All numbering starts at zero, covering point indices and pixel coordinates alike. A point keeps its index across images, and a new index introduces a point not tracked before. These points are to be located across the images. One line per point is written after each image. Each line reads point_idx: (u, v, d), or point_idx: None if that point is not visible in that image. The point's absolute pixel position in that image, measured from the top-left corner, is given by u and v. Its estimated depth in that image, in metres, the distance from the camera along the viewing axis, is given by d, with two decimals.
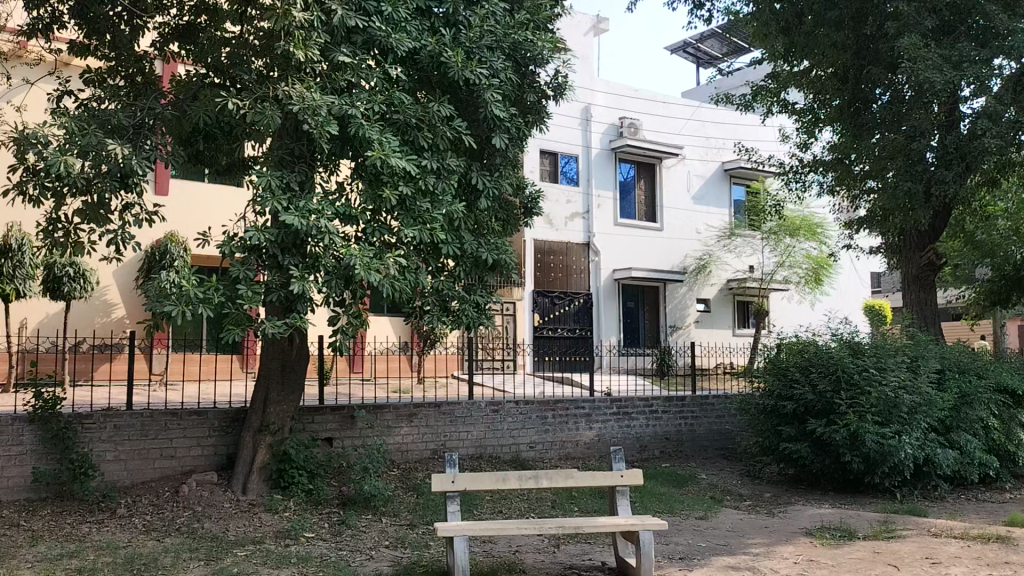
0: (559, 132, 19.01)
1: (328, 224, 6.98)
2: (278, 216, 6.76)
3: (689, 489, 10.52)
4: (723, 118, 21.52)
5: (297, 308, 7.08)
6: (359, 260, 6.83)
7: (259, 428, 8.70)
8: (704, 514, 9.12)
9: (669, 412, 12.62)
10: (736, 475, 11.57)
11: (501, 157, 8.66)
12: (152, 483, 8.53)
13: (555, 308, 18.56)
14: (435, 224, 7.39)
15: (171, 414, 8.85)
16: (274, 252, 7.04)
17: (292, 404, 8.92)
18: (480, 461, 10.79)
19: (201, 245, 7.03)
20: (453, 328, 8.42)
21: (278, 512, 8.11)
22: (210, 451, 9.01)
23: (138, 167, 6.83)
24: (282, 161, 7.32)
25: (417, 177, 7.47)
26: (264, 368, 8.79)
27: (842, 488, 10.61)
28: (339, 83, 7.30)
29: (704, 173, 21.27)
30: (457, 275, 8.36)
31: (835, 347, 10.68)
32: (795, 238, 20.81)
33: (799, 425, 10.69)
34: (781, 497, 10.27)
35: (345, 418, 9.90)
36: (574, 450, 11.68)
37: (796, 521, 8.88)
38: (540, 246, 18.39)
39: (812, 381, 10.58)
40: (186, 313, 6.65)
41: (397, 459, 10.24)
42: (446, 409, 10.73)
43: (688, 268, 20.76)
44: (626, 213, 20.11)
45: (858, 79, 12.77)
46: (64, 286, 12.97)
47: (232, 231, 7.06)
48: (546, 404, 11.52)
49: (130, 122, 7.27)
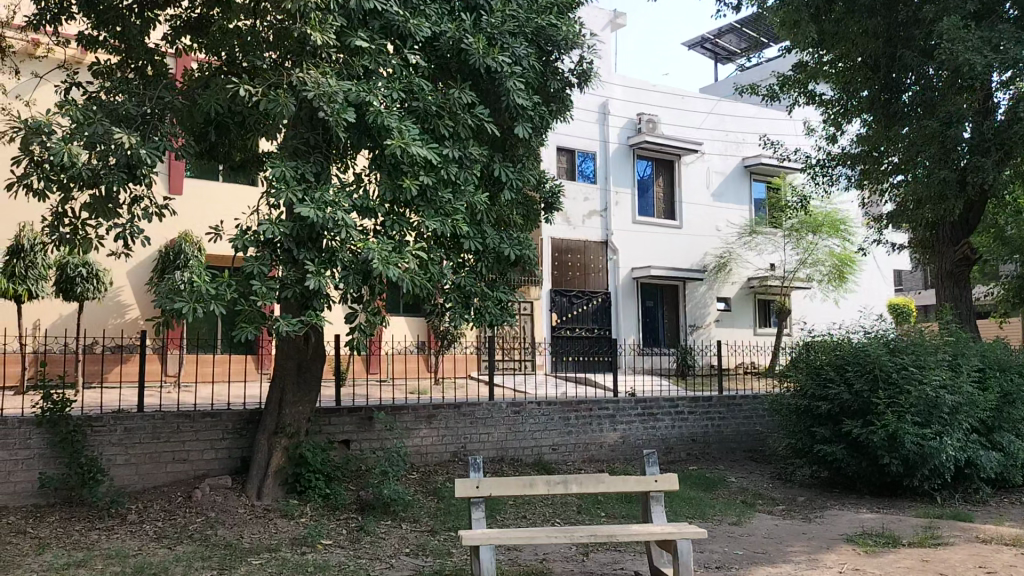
0: (577, 127, 18.62)
1: (345, 216, 6.64)
2: (293, 208, 6.43)
3: (719, 493, 10.13)
4: (744, 113, 21.09)
5: (314, 305, 6.74)
6: (377, 255, 6.53)
7: (274, 430, 8.40)
8: (737, 519, 8.74)
9: (696, 413, 12.22)
10: (767, 478, 11.17)
11: (524, 148, 8.34)
12: (164, 488, 8.23)
13: (573, 307, 18.17)
14: (457, 216, 7.11)
15: (184, 416, 8.53)
16: (288, 247, 6.71)
17: (308, 405, 8.60)
18: (502, 464, 10.44)
19: (212, 240, 6.69)
20: (475, 326, 8.10)
21: (294, 517, 7.79)
22: (224, 455, 8.70)
23: (148, 158, 6.51)
24: (296, 151, 6.99)
25: (437, 167, 7.14)
26: (279, 368, 8.48)
27: (879, 492, 10.19)
28: (356, 69, 6.96)
29: (725, 169, 20.84)
30: (479, 270, 8.02)
31: (871, 344, 10.27)
32: (817, 234, 20.38)
33: (833, 426, 10.29)
34: (816, 501, 9.86)
35: (363, 420, 9.58)
36: (599, 453, 11.32)
37: (835, 526, 8.47)
38: (558, 245, 18.02)
39: (847, 380, 10.17)
40: (197, 310, 6.32)
41: (417, 462, 9.91)
42: (466, 410, 10.38)
43: (708, 266, 20.34)
44: (645, 210, 19.72)
45: (890, 68, 12.38)
46: (76, 286, 12.67)
47: (243, 224, 6.73)
48: (569, 405, 11.16)
49: (139, 112, 6.96)
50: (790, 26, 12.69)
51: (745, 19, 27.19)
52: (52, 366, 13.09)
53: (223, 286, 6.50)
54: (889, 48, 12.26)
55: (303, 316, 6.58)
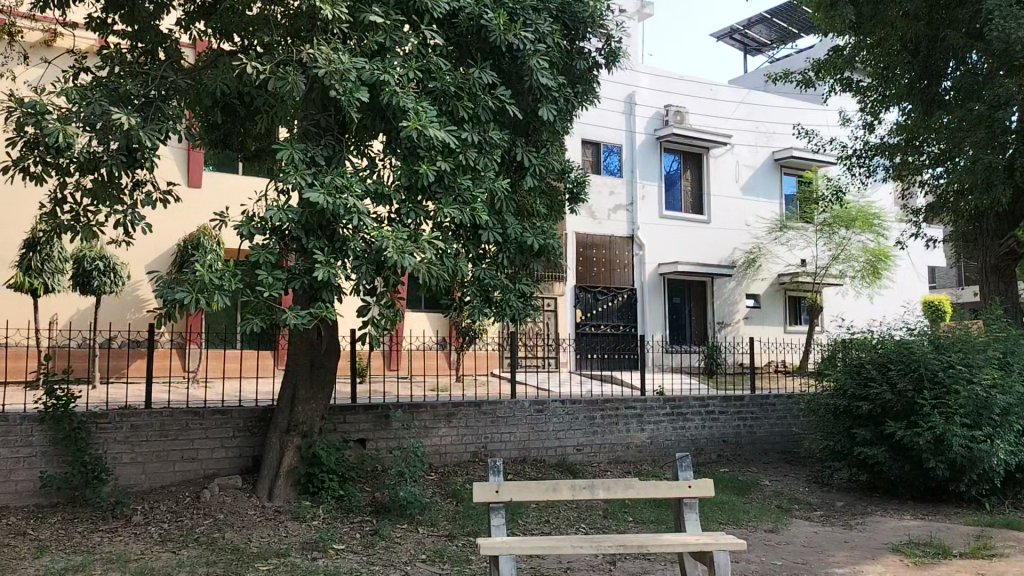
0: (602, 120, 18.13)
1: (357, 202, 6.23)
2: (301, 193, 6.01)
3: (753, 497, 9.63)
4: (775, 105, 20.48)
5: (324, 297, 6.32)
6: (390, 244, 6.12)
7: (287, 428, 8.04)
8: (774, 526, 8.23)
9: (727, 413, 11.72)
10: (802, 481, 10.64)
11: (548, 133, 7.91)
12: (172, 487, 7.90)
13: (598, 303, 17.70)
14: (477, 204, 6.69)
15: (192, 413, 8.19)
16: (297, 235, 6.31)
17: (321, 403, 8.24)
18: (525, 465, 10.01)
19: (218, 227, 6.30)
20: (496, 321, 7.66)
21: (305, 520, 7.42)
22: (235, 454, 8.36)
23: (148, 140, 6.10)
24: (306, 133, 6.57)
25: (456, 151, 6.71)
26: (291, 364, 8.13)
27: (922, 497, 9.63)
28: (370, 45, 6.53)
29: (754, 162, 20.24)
30: (500, 262, 7.59)
31: (915, 341, 9.72)
32: (850, 230, 19.57)
33: (875, 427, 9.74)
34: (857, 507, 9.33)
35: (379, 418, 9.19)
36: (626, 454, 10.85)
37: (879, 535, 7.95)
38: (583, 240, 17.54)
39: (890, 379, 9.60)
40: (200, 301, 5.93)
41: (435, 463, 9.51)
42: (488, 409, 9.95)
43: (737, 262, 19.74)
44: (672, 205, 19.17)
45: (931, 50, 11.74)
46: (93, 280, 12.40)
47: (250, 210, 6.34)
48: (595, 404, 10.70)
49: (142, 91, 6.59)
50: (827, 8, 12.09)
51: (776, 9, 26.53)
52: (69, 361, 12.87)
53: (230, 273, 6.13)
54: (932, 31, 11.64)
55: (314, 310, 6.16)
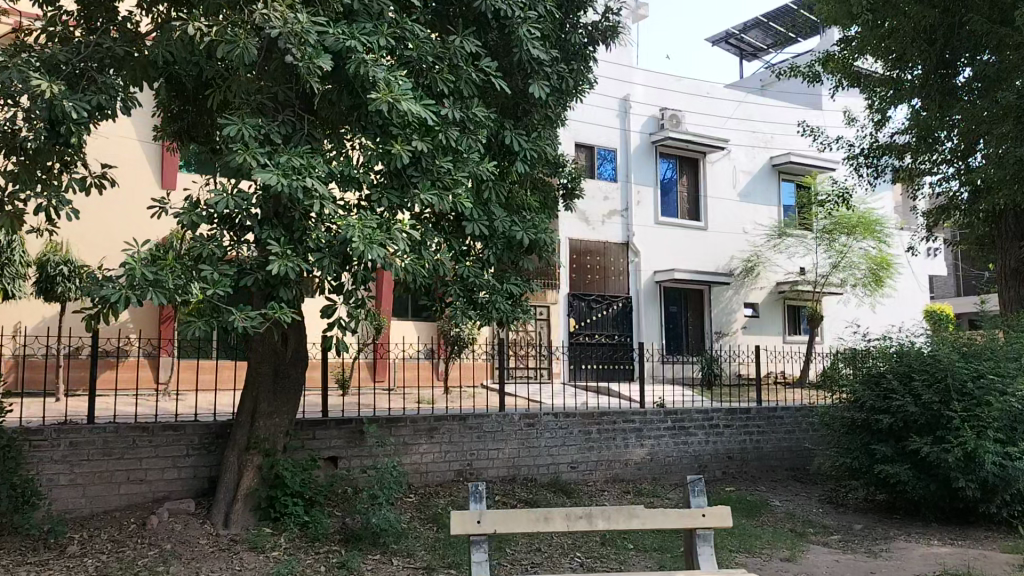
0: (596, 123, 17.34)
1: (319, 186, 5.38)
2: (251, 173, 5.14)
3: (764, 519, 8.80)
4: (773, 108, 19.79)
5: (279, 296, 5.46)
6: (357, 233, 5.29)
7: (246, 445, 7.18)
8: (791, 554, 7.39)
9: (732, 427, 10.89)
10: (815, 501, 9.83)
11: (541, 114, 7.14)
12: (116, 513, 7.01)
13: (592, 312, 16.89)
14: (459, 189, 5.89)
15: (141, 429, 7.30)
16: (250, 224, 5.46)
17: (285, 417, 7.39)
18: (514, 485, 9.14)
19: (158, 215, 5.44)
20: (481, 326, 6.82)
21: (263, 551, 6.56)
22: (189, 475, 7.47)
23: (74, 111, 5.22)
24: (260, 108, 5.70)
25: (433, 129, 5.88)
26: (252, 374, 7.26)
27: (947, 519, 8.81)
28: (336, 6, 5.72)
29: (752, 167, 19.47)
30: (485, 259, 6.77)
31: (940, 348, 8.95)
32: (852, 236, 18.54)
33: (896, 443, 8.94)
34: (878, 530, 8.50)
35: (353, 434, 8.31)
36: (623, 472, 10.01)
37: (909, 564, 7.13)
38: (577, 247, 16.75)
39: (913, 390, 8.79)
40: (131, 301, 5.02)
41: (414, 483, 8.64)
42: (473, 423, 9.10)
43: (735, 270, 18.95)
44: (668, 209, 18.38)
45: (949, 39, 10.96)
46: (58, 286, 11.20)
47: (195, 196, 5.47)
48: (591, 417, 9.87)
49: (72, 56, 5.70)
50: None
51: (774, 12, 25.81)
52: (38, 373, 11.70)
53: (170, 266, 5.26)
54: (949, 18, 10.91)
55: (268, 312, 5.28)
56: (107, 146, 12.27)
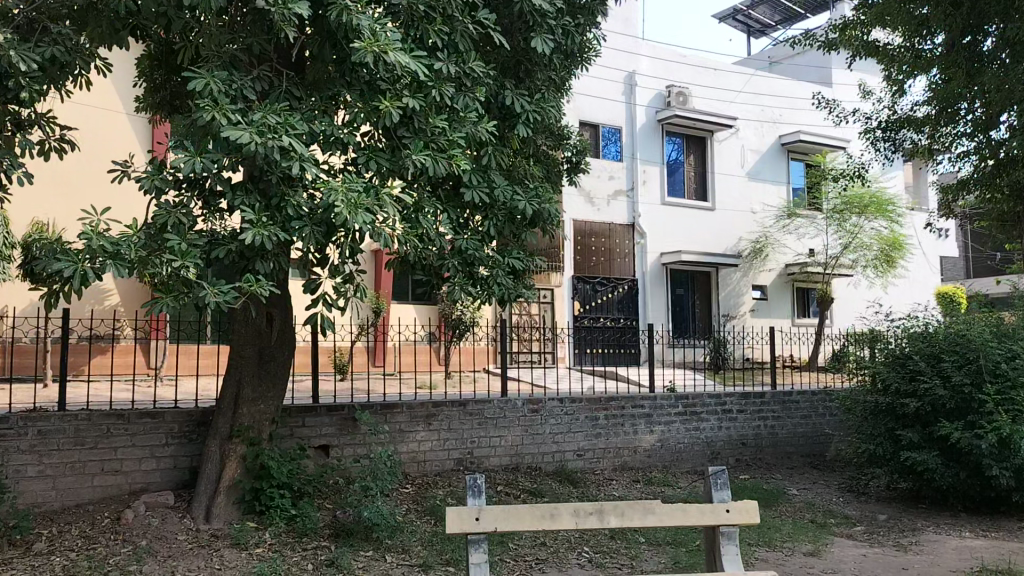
0: (600, 101, 16.73)
1: (298, 146, 4.84)
2: (220, 130, 4.60)
3: (783, 510, 8.28)
4: (783, 84, 19.17)
5: (255, 269, 4.92)
6: (341, 198, 4.76)
7: (229, 434, 6.67)
8: (814, 548, 6.88)
9: (746, 412, 10.38)
10: (835, 490, 9.34)
11: (544, 74, 6.60)
12: (88, 506, 6.53)
13: (597, 295, 16.33)
14: (455, 151, 5.35)
15: (116, 416, 6.79)
16: (221, 190, 4.93)
17: (271, 403, 6.87)
18: (517, 474, 8.64)
19: (120, 180, 4.91)
20: (482, 303, 6.30)
21: (245, 547, 6.06)
22: (168, 466, 6.97)
23: (20, 62, 4.79)
24: (234, 62, 5.16)
25: (426, 86, 5.35)
26: (234, 358, 6.73)
27: (977, 509, 8.29)
28: None
29: (762, 145, 18.84)
30: (485, 232, 6.24)
31: (970, 327, 8.44)
32: (863, 217, 17.76)
33: (923, 429, 8.42)
34: (904, 521, 7.98)
35: (346, 421, 7.81)
36: (632, 460, 9.51)
37: (941, 559, 6.63)
38: (580, 227, 16.20)
39: (942, 371, 8.27)
40: (86, 275, 4.49)
41: (411, 472, 8.15)
42: (473, 409, 8.59)
43: (742, 251, 18.39)
44: (675, 189, 17.80)
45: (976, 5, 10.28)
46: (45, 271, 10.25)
47: (161, 159, 4.94)
48: (598, 403, 9.36)
49: (23, 7, 5.19)
50: None
51: None
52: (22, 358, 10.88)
53: (133, 237, 4.74)
54: None
55: (243, 286, 4.75)
56: (79, 101, 11.50)
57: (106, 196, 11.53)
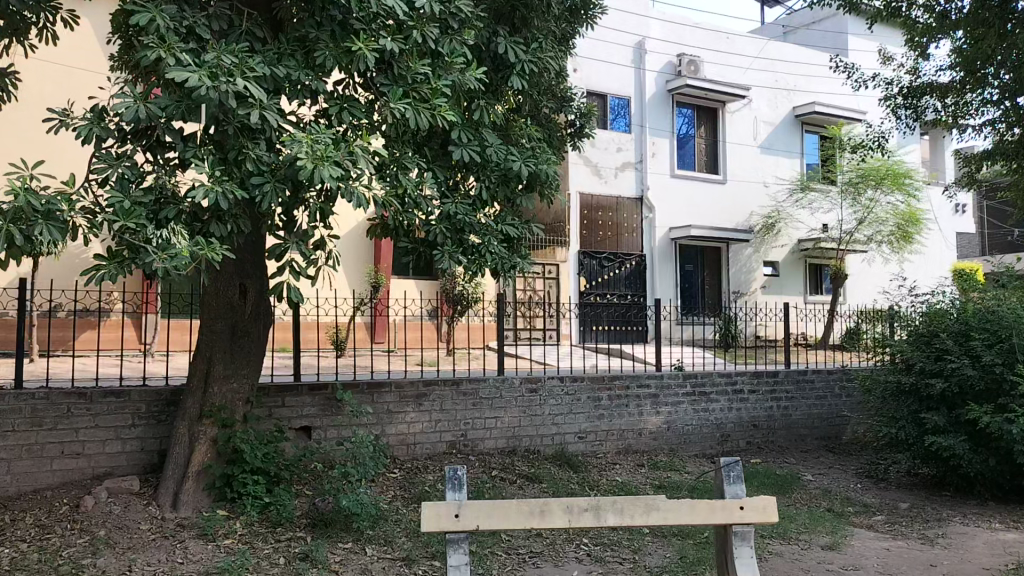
0: (607, 68, 16.02)
1: (257, 91, 4.26)
2: (167, 70, 4.03)
3: (798, 498, 7.74)
4: (799, 51, 18.44)
5: (212, 231, 4.36)
6: (305, 150, 4.19)
7: (199, 415, 6.14)
8: (833, 541, 6.33)
9: (758, 393, 9.82)
10: (851, 476, 8.81)
11: (542, 21, 6.01)
12: (46, 493, 6.04)
13: (604, 271, 15.74)
14: (439, 99, 4.77)
15: (77, 395, 6.29)
16: (172, 141, 4.39)
17: (245, 383, 6.33)
18: (514, 458, 8.12)
19: (57, 130, 4.35)
20: (473, 274, 5.72)
21: (213, 539, 5.55)
22: (135, 448, 6.48)
23: None
24: None
25: (406, 27, 4.79)
26: (203, 333, 6.20)
27: (1005, 497, 7.76)
28: None
29: (775, 116, 18.12)
30: (475, 197, 5.64)
31: (1003, 303, 7.84)
32: (879, 189, 16.98)
33: (949, 412, 7.86)
34: (927, 510, 7.44)
35: (328, 401, 7.31)
36: (637, 443, 8.98)
37: (972, 554, 6.09)
38: (586, 201, 15.58)
39: (971, 351, 7.69)
40: (11, 238, 3.93)
41: (400, 456, 7.65)
42: (468, 389, 8.06)
43: (754, 226, 17.72)
44: (686, 160, 17.12)
45: None
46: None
47: (104, 105, 4.38)
48: (601, 382, 8.82)
49: None
50: None
51: None
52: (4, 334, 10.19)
53: (70, 194, 4.18)
54: None
55: (195, 250, 4.18)
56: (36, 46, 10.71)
57: (37, 146, 10.39)
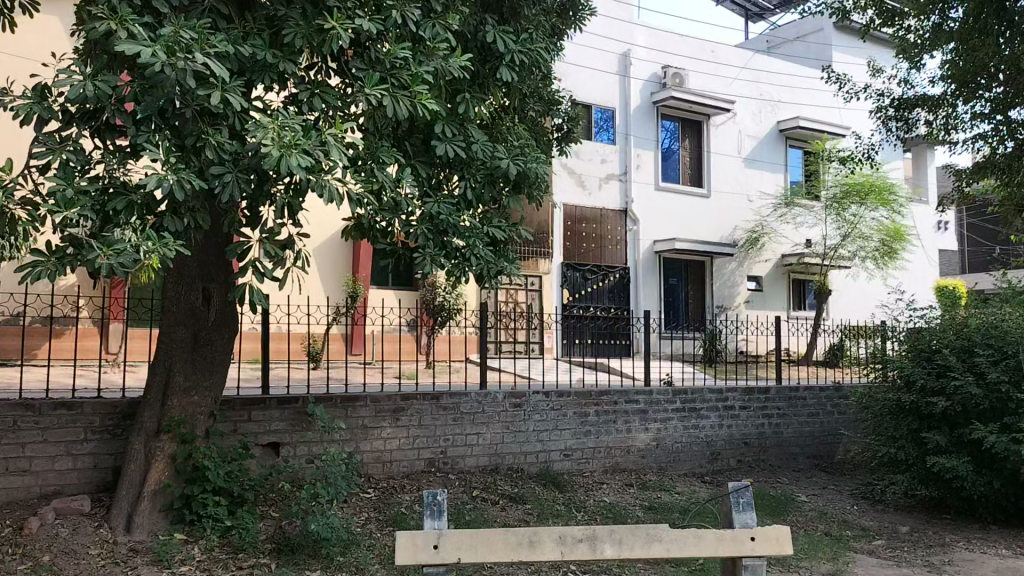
0: (592, 78, 15.71)
1: (217, 69, 3.84)
2: (116, 44, 3.61)
3: (794, 520, 7.38)
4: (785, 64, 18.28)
5: (166, 225, 3.93)
6: (270, 136, 3.78)
7: (156, 430, 5.66)
8: (835, 569, 5.96)
9: (749, 409, 9.47)
10: (846, 497, 8.48)
11: (532, 11, 5.66)
12: None
13: (587, 283, 15.37)
14: (420, 86, 4.37)
15: (24, 407, 5.80)
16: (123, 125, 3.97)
17: (207, 395, 5.87)
18: (495, 477, 7.69)
19: None
20: (455, 280, 5.30)
21: (168, 567, 5.07)
22: (87, 465, 5.98)
23: None
24: None
25: (385, 6, 4.40)
26: (162, 340, 5.74)
27: (1009, 521, 7.43)
28: None
29: (762, 130, 17.91)
30: (458, 197, 5.23)
31: (1007, 317, 7.55)
32: (863, 205, 16.74)
33: (951, 432, 7.53)
34: (929, 535, 7.09)
35: (299, 415, 6.85)
36: (625, 461, 8.59)
37: None
38: (570, 212, 15.23)
39: (975, 367, 7.39)
40: None
41: (375, 474, 7.20)
42: (448, 404, 7.63)
43: (738, 241, 17.44)
44: (671, 172, 16.84)
45: None
46: None
47: (48, 83, 3.95)
48: (588, 398, 8.42)
49: None
50: None
51: None
52: None
53: (6, 181, 3.74)
54: None
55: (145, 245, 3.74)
56: None
57: None
